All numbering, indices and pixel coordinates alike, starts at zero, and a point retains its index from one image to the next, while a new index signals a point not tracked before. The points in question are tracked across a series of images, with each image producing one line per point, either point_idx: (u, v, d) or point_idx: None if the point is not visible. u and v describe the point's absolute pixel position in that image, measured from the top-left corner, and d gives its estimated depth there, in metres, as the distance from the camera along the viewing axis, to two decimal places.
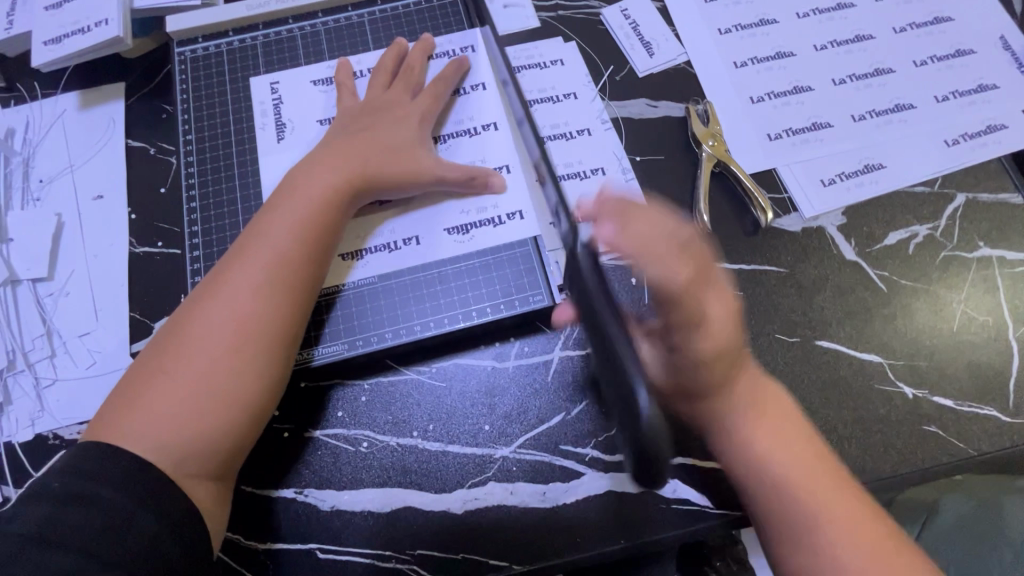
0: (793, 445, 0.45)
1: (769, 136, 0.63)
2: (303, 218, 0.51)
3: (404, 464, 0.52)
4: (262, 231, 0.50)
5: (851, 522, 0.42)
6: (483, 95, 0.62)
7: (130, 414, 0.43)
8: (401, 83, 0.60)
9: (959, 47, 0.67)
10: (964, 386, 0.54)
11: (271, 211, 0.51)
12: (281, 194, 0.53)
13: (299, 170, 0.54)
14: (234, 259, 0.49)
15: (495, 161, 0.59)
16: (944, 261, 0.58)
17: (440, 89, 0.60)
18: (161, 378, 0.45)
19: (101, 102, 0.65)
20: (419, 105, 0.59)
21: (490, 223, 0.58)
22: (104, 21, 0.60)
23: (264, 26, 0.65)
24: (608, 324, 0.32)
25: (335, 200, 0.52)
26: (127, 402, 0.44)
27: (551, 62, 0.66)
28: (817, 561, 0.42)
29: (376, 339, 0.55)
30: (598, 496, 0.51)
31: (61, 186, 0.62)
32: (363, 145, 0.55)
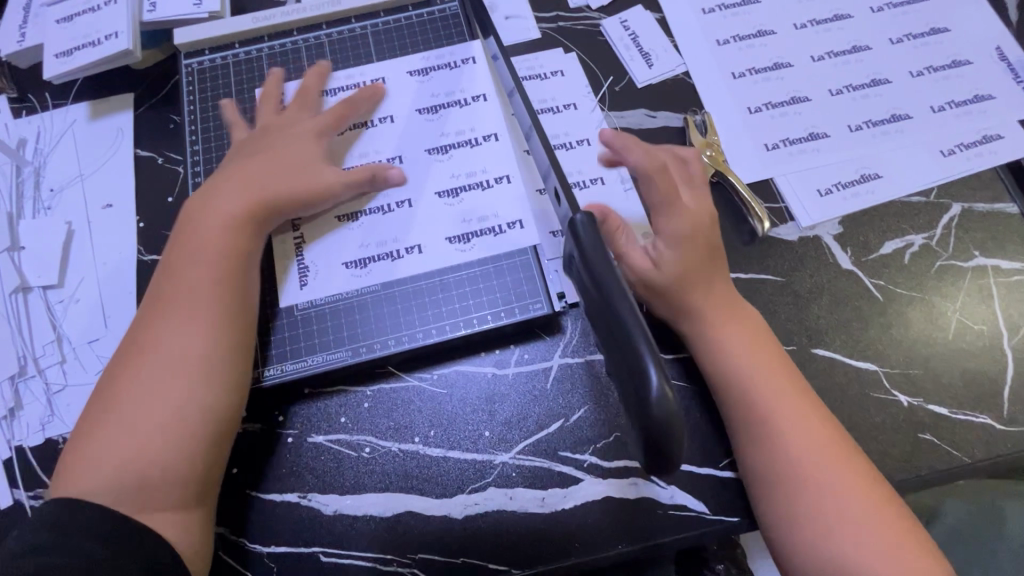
0: (772, 365, 0.51)
1: (766, 146, 0.64)
2: (217, 249, 0.51)
3: (406, 469, 0.53)
4: (174, 269, 0.50)
5: (814, 434, 0.48)
6: (483, 106, 0.63)
7: (77, 471, 0.44)
8: (296, 105, 0.61)
9: (955, 58, 0.68)
10: (960, 394, 0.55)
11: (179, 247, 0.52)
12: (185, 230, 0.53)
13: (201, 199, 0.54)
14: (151, 303, 0.50)
15: (496, 172, 0.60)
16: (939, 270, 0.59)
17: (345, 110, 0.61)
18: (93, 435, 0.45)
19: (110, 112, 0.67)
20: (315, 122, 0.59)
21: (492, 233, 0.58)
22: (114, 35, 0.62)
23: (269, 38, 0.66)
24: (620, 306, 0.33)
25: (241, 223, 0.52)
26: (73, 461, 0.45)
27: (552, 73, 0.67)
28: (778, 462, 0.48)
29: (379, 346, 0.56)
30: (596, 502, 0.52)
31: (72, 195, 0.64)
32: (265, 171, 0.55)
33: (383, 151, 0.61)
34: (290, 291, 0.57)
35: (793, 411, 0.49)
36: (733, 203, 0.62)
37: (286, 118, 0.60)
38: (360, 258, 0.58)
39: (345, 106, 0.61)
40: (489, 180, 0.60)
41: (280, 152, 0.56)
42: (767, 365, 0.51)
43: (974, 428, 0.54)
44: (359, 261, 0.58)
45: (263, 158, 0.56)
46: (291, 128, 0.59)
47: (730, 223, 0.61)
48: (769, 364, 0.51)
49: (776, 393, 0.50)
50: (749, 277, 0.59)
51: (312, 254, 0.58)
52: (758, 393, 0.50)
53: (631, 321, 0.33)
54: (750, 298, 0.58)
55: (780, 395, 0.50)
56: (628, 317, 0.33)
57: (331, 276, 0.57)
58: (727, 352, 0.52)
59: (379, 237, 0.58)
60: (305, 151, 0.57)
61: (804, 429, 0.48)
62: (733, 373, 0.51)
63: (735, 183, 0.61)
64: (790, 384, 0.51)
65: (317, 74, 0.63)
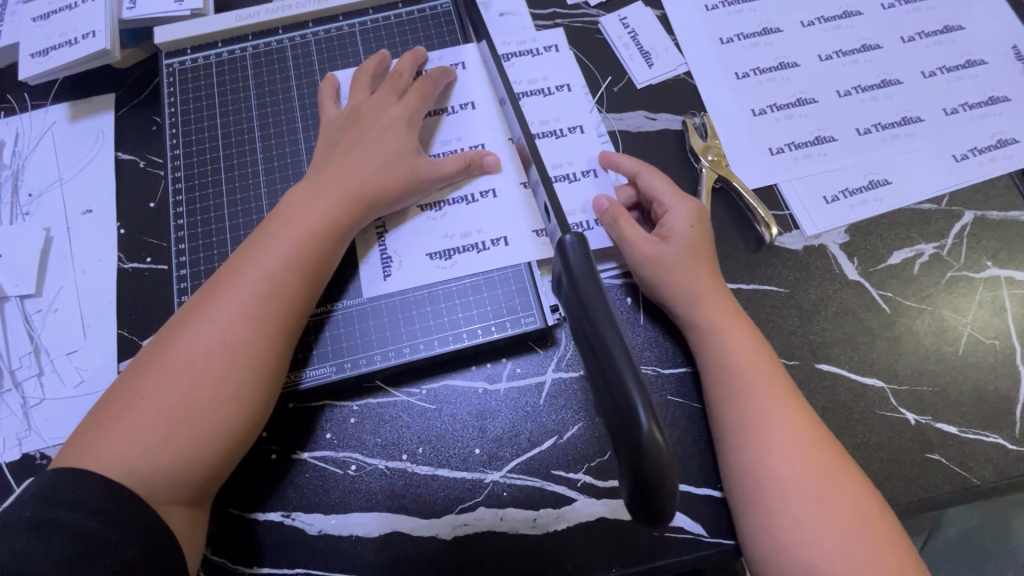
0: (788, 405, 0.47)
1: (771, 150, 0.61)
2: (298, 243, 0.49)
3: (393, 488, 0.52)
4: (256, 257, 0.49)
5: (826, 482, 0.44)
6: (566, 97, 0.63)
7: (104, 440, 0.42)
8: (386, 88, 0.58)
9: (969, 58, 0.65)
10: (970, 412, 0.52)
11: (267, 236, 0.50)
12: (276, 221, 0.51)
13: (302, 190, 0.53)
14: (219, 285, 0.48)
15: (582, 165, 0.60)
16: (950, 281, 0.57)
17: (429, 89, 0.58)
18: (128, 408, 0.44)
19: (90, 114, 0.65)
20: (408, 107, 0.57)
21: (581, 228, 0.58)
22: (91, 33, 0.59)
23: (253, 36, 0.63)
24: (606, 334, 0.32)
25: (335, 229, 0.51)
26: (103, 425, 0.43)
27: (548, 71, 0.64)
28: (780, 507, 0.44)
29: (365, 361, 0.54)
30: (589, 523, 0.50)
31: (50, 201, 0.62)
32: (357, 165, 0.53)
33: (465, 138, 0.60)
34: (373, 281, 0.56)
35: (782, 408, 0.47)
36: (737, 208, 0.60)
37: (375, 101, 0.57)
38: (445, 249, 0.56)
39: (425, 83, 0.58)
40: (576, 173, 0.60)
41: (372, 148, 0.54)
42: (760, 357, 0.49)
43: (985, 447, 0.51)
44: (444, 252, 0.56)
45: (357, 152, 0.54)
46: (382, 115, 0.56)
47: (732, 230, 0.59)
48: (762, 358, 0.49)
49: (764, 387, 0.48)
50: (752, 288, 0.57)
51: (394, 242, 0.57)
52: (744, 386, 0.48)
53: (615, 351, 0.31)
54: (752, 310, 0.56)
55: (770, 391, 0.48)
56: (616, 349, 0.31)
57: (417, 267, 0.56)
58: (719, 342, 0.50)
59: (462, 228, 0.57)
60: (395, 144, 0.55)
61: (791, 429, 0.46)
62: (721, 364, 0.49)
63: (740, 189, 0.59)
64: (782, 380, 0.49)
65: (375, 63, 0.60)
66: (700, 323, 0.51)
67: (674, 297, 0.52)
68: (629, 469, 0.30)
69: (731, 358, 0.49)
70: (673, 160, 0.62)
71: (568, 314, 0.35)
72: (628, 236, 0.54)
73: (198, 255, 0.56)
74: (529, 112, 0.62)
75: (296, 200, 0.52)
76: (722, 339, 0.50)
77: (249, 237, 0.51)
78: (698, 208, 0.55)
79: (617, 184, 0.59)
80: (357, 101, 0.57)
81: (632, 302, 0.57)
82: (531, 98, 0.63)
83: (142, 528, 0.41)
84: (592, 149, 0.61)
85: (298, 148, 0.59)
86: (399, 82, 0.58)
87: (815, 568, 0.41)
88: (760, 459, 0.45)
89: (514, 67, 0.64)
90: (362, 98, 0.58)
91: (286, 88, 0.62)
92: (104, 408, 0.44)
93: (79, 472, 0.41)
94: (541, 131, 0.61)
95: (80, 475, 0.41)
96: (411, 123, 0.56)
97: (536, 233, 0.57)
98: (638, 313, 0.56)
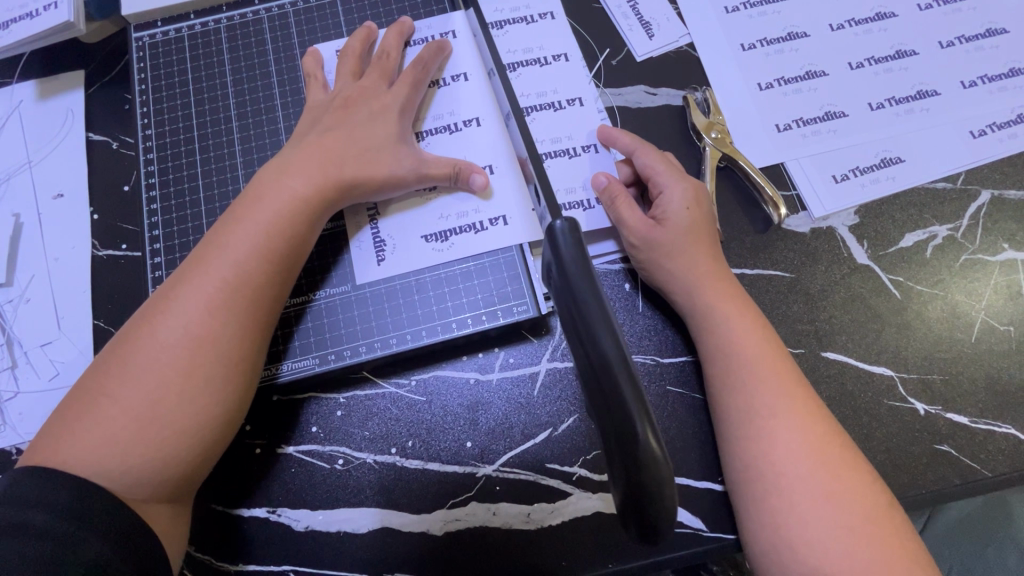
0: (793, 398, 0.45)
1: (778, 126, 0.58)
2: (268, 227, 0.47)
3: (382, 482, 0.50)
4: (221, 244, 0.46)
5: (832, 477, 0.42)
6: (564, 67, 0.59)
7: (69, 440, 0.41)
8: (375, 70, 0.55)
9: (990, 27, 0.61)
10: (981, 401, 0.50)
11: (233, 221, 0.47)
12: (244, 203, 0.48)
13: (270, 170, 0.50)
14: (184, 274, 0.45)
15: (582, 140, 0.57)
16: (964, 264, 0.54)
17: (421, 75, 0.55)
18: (96, 404, 0.42)
19: (59, 91, 0.61)
20: (398, 94, 0.53)
21: (580, 206, 0.55)
22: (54, 4, 0.55)
23: (227, 8, 0.60)
24: (600, 331, 0.29)
25: (309, 211, 0.48)
26: (69, 423, 0.41)
27: (542, 36, 0.60)
28: (786, 505, 0.42)
29: (350, 353, 0.51)
30: (584, 518, 0.48)
31: (19, 185, 0.59)
32: (333, 145, 0.50)
33: (459, 112, 0.56)
34: (365, 265, 0.53)
35: (789, 402, 0.45)
36: (742, 188, 0.57)
37: (363, 87, 0.53)
38: (440, 230, 0.54)
39: (418, 70, 0.54)
40: (576, 149, 0.57)
41: (350, 129, 0.51)
42: (768, 347, 0.47)
43: (997, 438, 0.49)
44: (440, 234, 0.53)
45: (333, 133, 0.51)
46: (370, 101, 0.53)
47: (739, 212, 0.56)
48: (771, 349, 0.47)
49: (770, 379, 0.45)
50: (755, 272, 0.54)
51: (387, 225, 0.54)
52: (751, 376, 0.46)
53: (607, 344, 0.29)
54: (756, 297, 0.53)
55: (778, 382, 0.45)
56: (609, 347, 0.29)
57: (411, 250, 0.53)
58: (726, 330, 0.47)
59: (457, 208, 0.54)
60: (376, 127, 0.52)
61: (799, 425, 0.44)
62: (728, 352, 0.47)
63: (746, 167, 0.56)
64: (791, 373, 0.46)
65: (361, 39, 0.56)
66: (708, 308, 0.48)
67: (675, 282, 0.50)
68: (624, 473, 0.28)
69: (741, 347, 0.47)
70: (674, 138, 0.59)
71: (558, 304, 0.33)
72: (625, 219, 0.51)
73: (174, 241, 0.53)
74: (525, 84, 0.58)
75: (265, 179, 0.49)
76: (729, 328, 0.47)
77: (215, 223, 0.48)
78: (695, 186, 0.52)
79: (615, 162, 0.56)
80: (343, 84, 0.54)
81: (631, 288, 0.54)
82: (526, 69, 0.59)
83: (117, 532, 0.39)
84: (588, 123, 0.58)
85: (277, 127, 0.56)
86: (386, 65, 0.55)
87: (821, 568, 0.40)
88: (765, 454, 0.43)
89: (506, 37, 0.60)
90: (348, 81, 0.54)
91: (264, 63, 0.58)
92: (69, 406, 0.42)
93: (47, 473, 0.39)
94: (538, 104, 0.58)
95: (47, 476, 0.39)
96: (403, 110, 0.53)
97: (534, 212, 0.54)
98: (637, 300, 0.54)
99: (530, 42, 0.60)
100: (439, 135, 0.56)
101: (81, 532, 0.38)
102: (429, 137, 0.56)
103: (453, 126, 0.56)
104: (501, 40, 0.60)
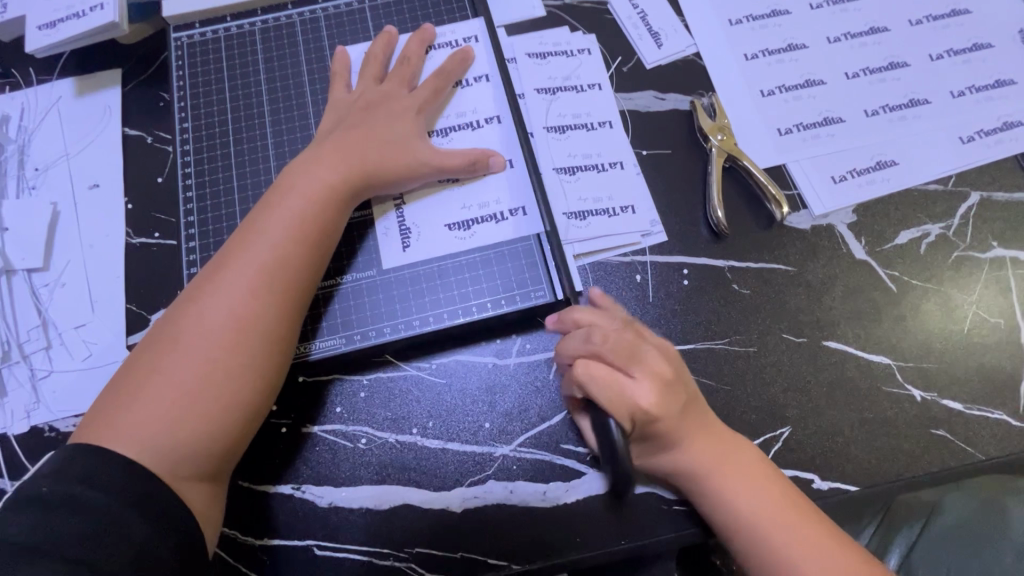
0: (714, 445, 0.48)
1: (780, 131, 0.62)
2: (302, 216, 0.50)
3: (403, 461, 0.52)
4: (259, 230, 0.49)
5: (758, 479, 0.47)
6: (598, 95, 0.63)
7: (119, 420, 0.43)
8: (396, 74, 0.58)
9: (976, 41, 0.65)
10: (974, 388, 0.53)
11: (268, 209, 0.50)
12: (277, 194, 0.51)
13: (299, 162, 0.53)
14: (224, 261, 0.48)
15: (609, 156, 0.60)
16: (956, 261, 0.57)
17: (442, 82, 0.58)
18: (144, 385, 0.44)
19: (99, 88, 0.64)
20: (418, 97, 0.57)
21: (606, 214, 0.58)
22: (100, 6, 0.59)
23: (262, 11, 0.63)
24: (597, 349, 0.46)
25: (338, 199, 0.51)
26: (118, 403, 0.44)
27: (578, 51, 0.65)
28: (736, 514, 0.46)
29: (375, 334, 0.54)
30: (600, 496, 0.50)
31: (58, 175, 0.61)
32: (359, 142, 0.54)
33: (481, 110, 0.59)
34: (392, 251, 0.56)
35: (802, 542, 0.45)
36: (746, 187, 0.60)
37: (384, 89, 0.57)
38: (463, 220, 0.56)
39: (440, 79, 0.58)
40: (604, 164, 0.60)
41: (372, 128, 0.54)
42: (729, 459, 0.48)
43: (990, 423, 0.52)
44: (463, 223, 0.56)
45: (357, 131, 0.54)
46: (389, 103, 0.56)
47: (745, 208, 0.59)
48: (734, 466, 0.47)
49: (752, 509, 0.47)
50: (759, 266, 0.57)
51: (411, 213, 0.57)
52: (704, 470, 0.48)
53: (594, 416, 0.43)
54: (760, 289, 0.56)
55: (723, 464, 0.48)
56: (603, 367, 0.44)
57: (435, 238, 0.56)
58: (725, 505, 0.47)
59: (479, 200, 0.56)
60: (398, 127, 0.55)
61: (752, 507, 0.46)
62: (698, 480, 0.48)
63: (749, 167, 0.59)
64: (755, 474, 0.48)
65: (384, 44, 0.60)
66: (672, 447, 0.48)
67: (657, 439, 0.47)
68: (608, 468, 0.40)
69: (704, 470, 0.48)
70: (681, 140, 0.62)
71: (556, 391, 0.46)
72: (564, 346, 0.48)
73: (208, 229, 0.56)
74: (560, 105, 0.62)
75: (297, 172, 0.52)
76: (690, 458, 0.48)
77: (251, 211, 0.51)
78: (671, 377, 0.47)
79: (638, 177, 0.60)
80: (366, 87, 0.58)
81: (640, 279, 0.57)
82: (564, 94, 0.63)
83: (156, 512, 0.40)
84: (618, 144, 0.61)
85: (308, 122, 0.59)
86: (407, 71, 0.59)
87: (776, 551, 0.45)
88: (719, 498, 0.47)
89: (547, 65, 0.64)
90: (371, 85, 0.58)
91: (296, 64, 0.61)
92: (118, 389, 0.45)
93: (100, 448, 0.41)
94: (571, 124, 0.61)
95: (99, 453, 0.41)
96: (420, 111, 0.57)
97: (569, 214, 0.58)
98: (647, 290, 0.56)
99: (568, 70, 0.64)
100: (461, 131, 0.59)
101: (124, 513, 0.39)
102: (453, 134, 0.58)
103: (475, 124, 0.59)
104: (542, 68, 0.64)
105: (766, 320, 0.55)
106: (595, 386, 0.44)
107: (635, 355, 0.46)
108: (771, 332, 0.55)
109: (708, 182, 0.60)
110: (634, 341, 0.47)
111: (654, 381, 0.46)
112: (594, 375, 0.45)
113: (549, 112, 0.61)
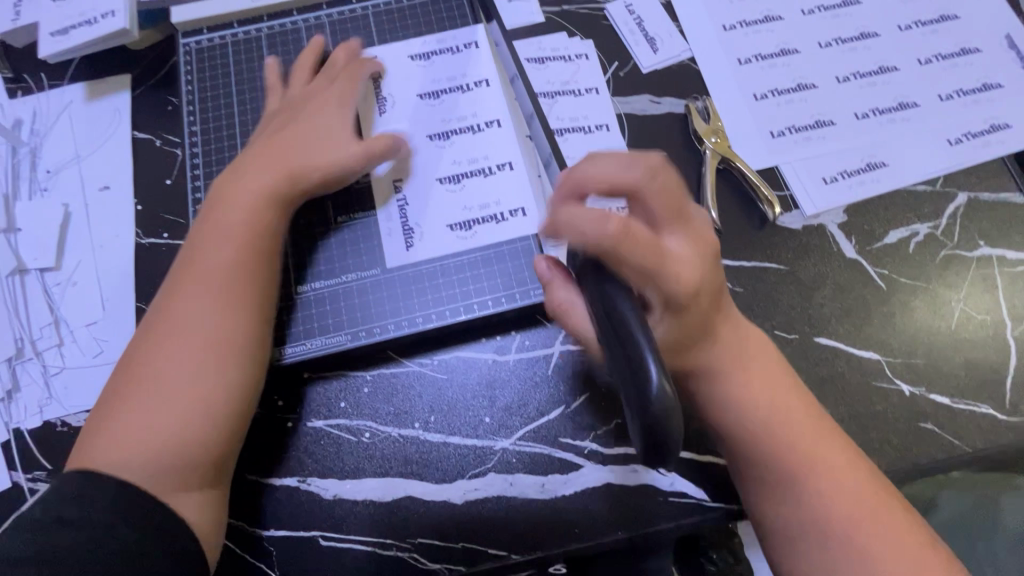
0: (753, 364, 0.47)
1: (772, 133, 0.63)
2: (251, 224, 0.51)
3: (405, 454, 0.53)
4: (211, 245, 0.51)
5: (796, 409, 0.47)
6: (595, 99, 0.65)
7: (105, 446, 0.44)
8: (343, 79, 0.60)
9: (964, 46, 0.67)
10: (962, 382, 0.55)
11: (218, 223, 0.52)
12: (219, 206, 0.53)
13: (229, 175, 0.55)
14: (179, 280, 0.50)
15: None
16: (944, 260, 0.59)
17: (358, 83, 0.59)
18: (125, 408, 0.45)
19: (108, 92, 0.66)
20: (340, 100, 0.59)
21: None
22: (110, 13, 0.61)
23: (268, 18, 0.65)
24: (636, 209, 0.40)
25: (279, 204, 0.53)
26: (103, 430, 0.45)
27: (576, 56, 0.66)
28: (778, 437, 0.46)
29: (379, 330, 0.55)
30: (597, 488, 0.52)
31: (68, 177, 0.63)
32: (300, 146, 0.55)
33: (481, 114, 0.61)
34: (395, 250, 0.57)
35: (828, 470, 0.45)
36: (739, 188, 0.62)
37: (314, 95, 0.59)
38: (464, 220, 0.58)
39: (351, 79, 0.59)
40: None
41: (307, 131, 0.56)
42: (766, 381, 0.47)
43: (978, 417, 0.54)
44: (464, 223, 0.58)
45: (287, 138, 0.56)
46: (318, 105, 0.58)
47: (739, 209, 0.61)
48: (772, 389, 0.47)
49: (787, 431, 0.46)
50: (752, 265, 0.58)
51: (414, 213, 0.58)
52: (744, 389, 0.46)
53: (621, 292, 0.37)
54: (753, 287, 0.58)
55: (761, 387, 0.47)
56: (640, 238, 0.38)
57: (436, 237, 0.58)
58: (745, 410, 0.46)
59: (480, 200, 0.58)
60: (330, 126, 0.56)
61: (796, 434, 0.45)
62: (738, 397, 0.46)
63: (742, 168, 0.61)
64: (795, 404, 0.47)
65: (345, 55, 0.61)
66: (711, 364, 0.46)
67: (687, 326, 0.44)
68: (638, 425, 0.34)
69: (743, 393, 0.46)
70: (677, 143, 0.64)
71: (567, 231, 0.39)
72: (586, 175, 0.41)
73: None
74: (559, 109, 0.64)
75: (242, 183, 0.54)
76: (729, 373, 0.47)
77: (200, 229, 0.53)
78: (699, 249, 0.43)
79: None
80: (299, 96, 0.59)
81: None
82: (562, 98, 0.64)
83: None
84: (615, 146, 0.63)
85: None
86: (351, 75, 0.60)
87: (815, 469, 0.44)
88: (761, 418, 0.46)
89: (545, 70, 0.66)
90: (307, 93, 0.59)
91: None
92: (100, 419, 0.46)
93: (90, 474, 0.43)
94: (569, 127, 0.63)
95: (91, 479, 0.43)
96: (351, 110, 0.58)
97: None
98: None
99: (566, 74, 0.66)
100: (462, 134, 0.60)
101: None
102: (453, 137, 0.60)
103: (476, 127, 0.60)
104: (541, 73, 0.65)
105: (759, 316, 0.57)
106: (634, 247, 0.38)
107: (678, 216, 0.42)
108: (764, 328, 0.56)
109: (702, 183, 0.61)
110: (672, 192, 0.42)
111: (689, 252, 0.42)
112: (636, 236, 0.38)
113: (547, 115, 0.63)
